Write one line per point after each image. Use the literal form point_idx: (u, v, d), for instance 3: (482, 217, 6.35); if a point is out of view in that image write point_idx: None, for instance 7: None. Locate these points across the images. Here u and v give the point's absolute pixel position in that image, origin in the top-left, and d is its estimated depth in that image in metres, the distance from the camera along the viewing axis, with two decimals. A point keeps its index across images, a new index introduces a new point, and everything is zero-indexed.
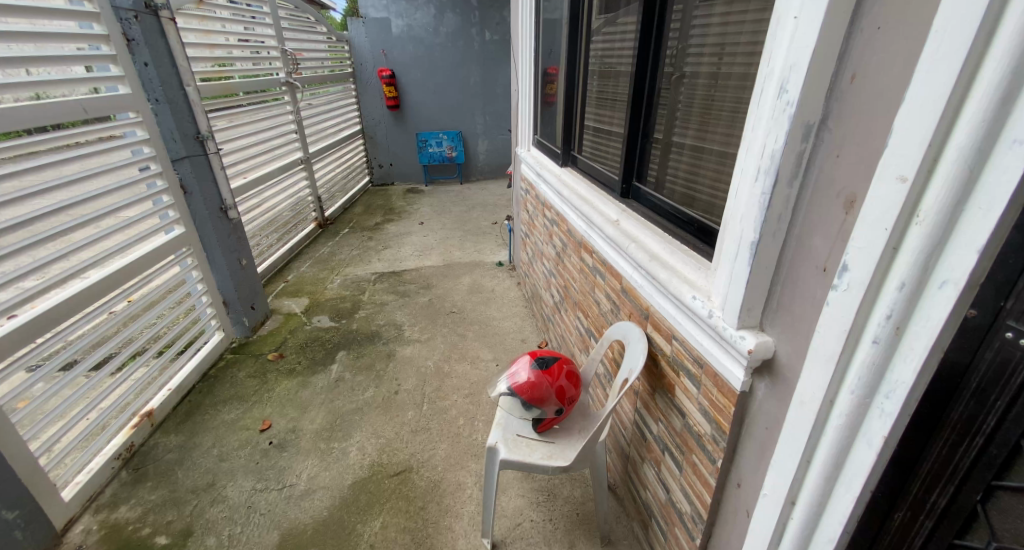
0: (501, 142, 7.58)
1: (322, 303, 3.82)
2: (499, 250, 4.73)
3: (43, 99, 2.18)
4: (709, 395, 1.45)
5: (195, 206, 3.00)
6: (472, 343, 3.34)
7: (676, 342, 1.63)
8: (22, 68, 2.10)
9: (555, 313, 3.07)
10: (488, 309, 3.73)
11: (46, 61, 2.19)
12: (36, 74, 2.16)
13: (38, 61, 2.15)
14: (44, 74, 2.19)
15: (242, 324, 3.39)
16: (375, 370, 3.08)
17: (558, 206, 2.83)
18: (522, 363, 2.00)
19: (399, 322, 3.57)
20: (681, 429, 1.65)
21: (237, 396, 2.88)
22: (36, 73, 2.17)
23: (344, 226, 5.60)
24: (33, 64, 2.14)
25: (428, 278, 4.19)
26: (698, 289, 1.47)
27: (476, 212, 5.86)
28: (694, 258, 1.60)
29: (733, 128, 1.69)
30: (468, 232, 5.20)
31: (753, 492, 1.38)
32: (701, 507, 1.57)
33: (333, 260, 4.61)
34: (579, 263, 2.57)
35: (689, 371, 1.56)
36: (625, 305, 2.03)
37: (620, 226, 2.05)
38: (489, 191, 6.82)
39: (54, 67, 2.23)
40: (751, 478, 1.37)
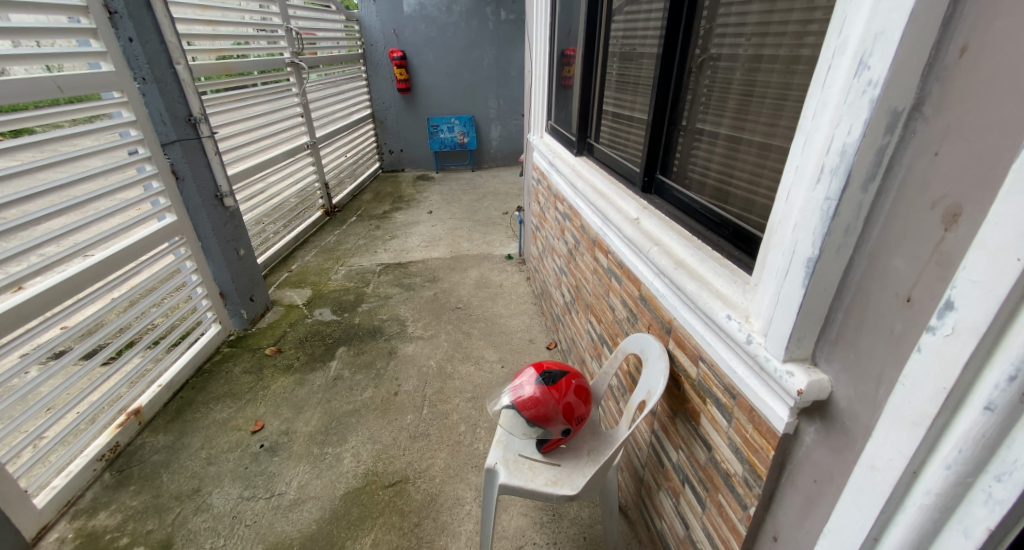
0: (516, 128, 7.32)
1: (324, 294, 3.67)
2: (509, 241, 4.51)
3: (54, 72, 2.15)
4: (743, 431, 1.27)
5: (188, 193, 2.83)
6: (478, 342, 3.15)
7: (705, 365, 1.43)
8: (33, 39, 2.07)
9: (565, 314, 2.86)
10: (497, 305, 3.53)
11: (52, 32, 2.13)
12: (47, 46, 2.13)
13: (48, 33, 2.11)
14: (55, 46, 2.16)
15: (240, 316, 3.24)
16: (374, 369, 2.91)
17: (570, 199, 2.61)
18: (527, 377, 1.82)
19: (402, 317, 3.39)
20: (706, 463, 1.48)
21: (230, 394, 2.73)
22: (48, 45, 2.13)
23: (352, 214, 5.43)
24: (44, 36, 2.10)
25: (434, 271, 4.00)
26: (733, 307, 1.26)
27: (488, 200, 5.65)
28: (728, 268, 1.39)
29: (778, 120, 1.44)
30: (477, 222, 5.00)
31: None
32: None
33: (338, 249, 4.45)
34: (593, 263, 2.36)
35: (718, 400, 1.38)
36: (644, 315, 1.83)
37: (640, 226, 1.84)
38: (502, 178, 6.60)
39: (63, 38, 2.19)
40: (791, 533, 1.17)
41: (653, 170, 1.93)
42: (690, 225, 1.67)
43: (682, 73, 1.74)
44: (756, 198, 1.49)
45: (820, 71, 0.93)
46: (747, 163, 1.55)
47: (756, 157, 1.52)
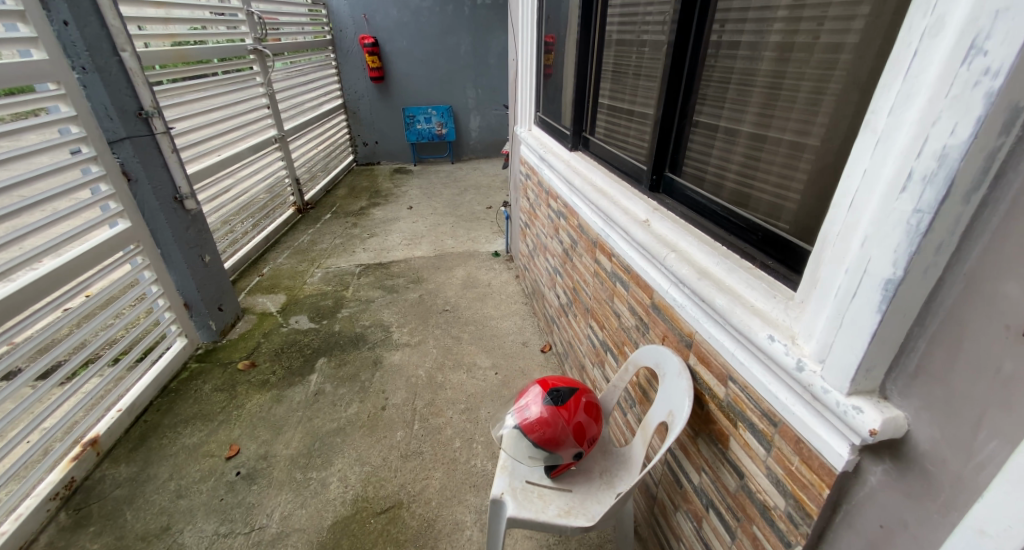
0: (495, 118, 7.09)
1: (300, 300, 3.42)
2: (495, 238, 4.33)
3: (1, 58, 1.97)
4: (786, 463, 1.17)
5: (143, 196, 2.55)
6: (469, 347, 2.98)
7: (739, 386, 1.32)
8: None
9: (561, 316, 2.73)
10: (486, 307, 3.36)
11: None
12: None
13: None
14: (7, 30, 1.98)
15: (208, 328, 2.97)
16: (359, 382, 2.72)
17: (565, 196, 2.46)
18: (534, 395, 1.71)
19: (386, 322, 3.20)
20: (736, 491, 1.40)
21: (200, 415, 2.49)
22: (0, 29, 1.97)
23: (326, 211, 5.15)
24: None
25: (418, 271, 3.80)
26: (775, 326, 1.16)
27: (470, 194, 5.44)
28: (762, 280, 1.27)
29: (813, 119, 1.31)
30: (460, 217, 4.79)
31: None
32: None
33: (313, 250, 4.19)
34: (593, 266, 2.22)
35: (753, 424, 1.29)
36: (659, 325, 1.73)
37: (651, 230, 1.71)
38: (482, 171, 6.39)
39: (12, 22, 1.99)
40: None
41: (663, 167, 1.80)
42: (710, 227, 1.54)
43: (697, 60, 1.59)
44: (784, 205, 1.36)
45: (899, 56, 0.82)
46: (773, 166, 1.41)
47: (785, 159, 1.38)
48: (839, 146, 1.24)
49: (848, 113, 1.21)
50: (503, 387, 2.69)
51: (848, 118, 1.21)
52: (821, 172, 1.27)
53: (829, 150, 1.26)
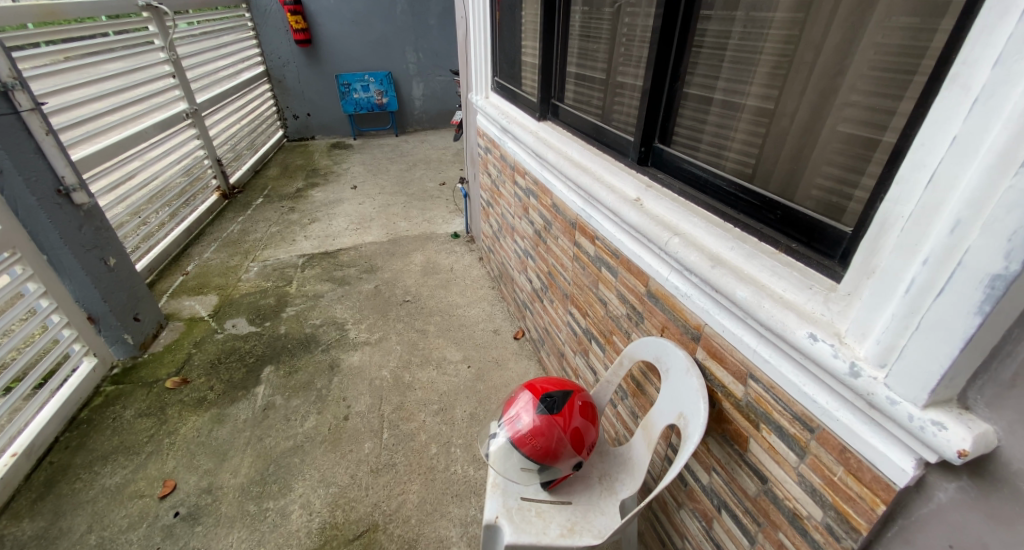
0: (438, 85, 6.63)
1: (235, 301, 3.03)
2: (451, 217, 4.04)
3: None
4: (825, 470, 1.06)
5: (14, 191, 2.07)
6: (436, 341, 2.74)
7: (763, 386, 1.20)
8: None
9: (535, 302, 2.53)
10: (449, 294, 3.12)
11: None
12: None
13: None
14: None
15: (124, 343, 2.54)
16: (314, 390, 2.42)
17: (535, 173, 2.23)
18: (524, 403, 1.54)
19: (340, 319, 2.89)
20: (757, 495, 1.30)
21: (123, 448, 2.12)
22: None
23: (256, 194, 4.63)
24: None
25: (370, 259, 3.47)
26: (814, 322, 1.02)
27: (418, 170, 5.06)
28: (789, 267, 1.13)
29: (833, 88, 1.23)
30: (412, 196, 4.44)
31: None
32: None
33: (246, 241, 3.74)
34: (572, 248, 2.04)
35: (781, 427, 1.17)
36: (656, 315, 1.59)
37: (645, 210, 1.53)
38: (429, 143, 5.99)
39: None
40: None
41: (652, 139, 1.61)
42: (713, 206, 1.38)
43: (691, 20, 1.40)
44: (799, 182, 1.28)
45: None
46: (785, 140, 1.33)
47: (798, 132, 1.31)
48: (861, 115, 1.16)
49: (875, 83, 1.12)
50: (477, 381, 2.48)
51: (877, 89, 1.12)
52: (841, 146, 1.20)
53: (849, 122, 1.19)
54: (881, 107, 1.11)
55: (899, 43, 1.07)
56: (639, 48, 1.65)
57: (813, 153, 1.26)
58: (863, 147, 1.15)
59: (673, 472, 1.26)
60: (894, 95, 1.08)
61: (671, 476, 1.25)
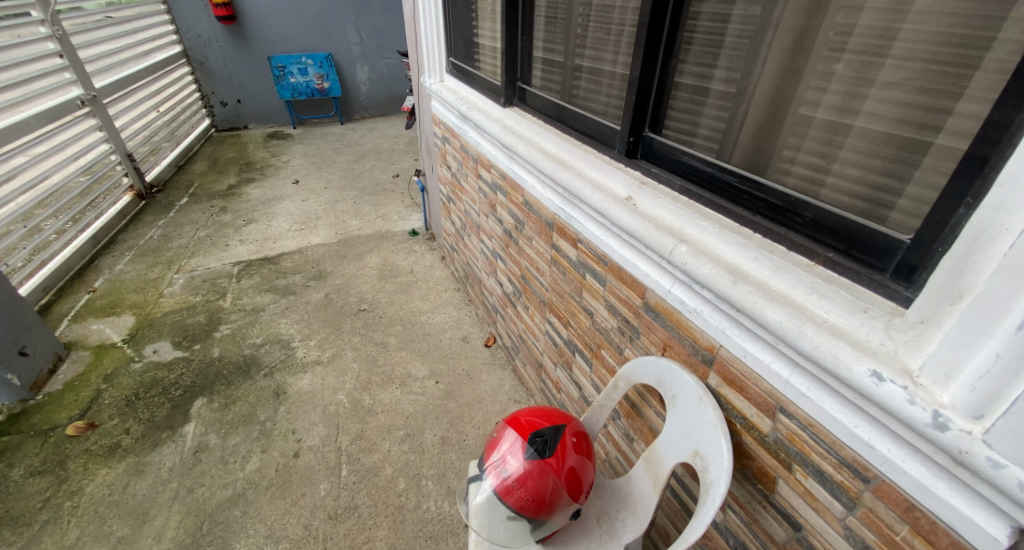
0: (384, 68, 6.20)
1: (156, 321, 2.63)
2: (407, 212, 3.72)
3: None
4: (881, 527, 0.91)
5: None
6: (398, 354, 2.46)
7: (798, 422, 1.03)
8: None
9: (507, 307, 2.28)
10: (409, 300, 2.82)
11: None
12: None
13: None
14: None
15: (10, 385, 2.11)
16: (257, 424, 2.10)
17: (503, 166, 1.97)
18: (511, 445, 1.34)
19: (285, 336, 2.55)
20: (786, 540, 1.15)
21: (11, 517, 1.74)
22: None
23: (181, 192, 4.11)
24: None
25: (317, 264, 3.12)
26: (873, 355, 0.84)
27: (368, 160, 4.68)
28: (830, 284, 0.94)
29: (869, 76, 0.97)
30: (362, 189, 4.08)
31: None
32: None
33: (170, 248, 3.29)
34: (549, 251, 1.80)
35: (822, 472, 1.00)
36: (655, 331, 1.39)
37: (640, 212, 1.30)
38: (379, 130, 5.59)
39: None
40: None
41: (642, 127, 1.39)
42: (723, 206, 1.17)
43: None
44: (821, 186, 1.06)
45: None
46: (805, 136, 1.09)
47: (824, 127, 1.06)
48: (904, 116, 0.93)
49: (928, 76, 0.89)
50: (447, 399, 2.22)
51: (929, 83, 0.89)
52: (875, 147, 0.98)
53: (891, 121, 0.95)
54: (934, 106, 0.89)
55: (962, 26, 0.85)
56: (616, 42, 1.45)
57: (843, 152, 1.03)
58: (903, 149, 0.94)
59: (695, 531, 1.08)
60: (952, 92, 0.86)
61: (694, 534, 1.08)
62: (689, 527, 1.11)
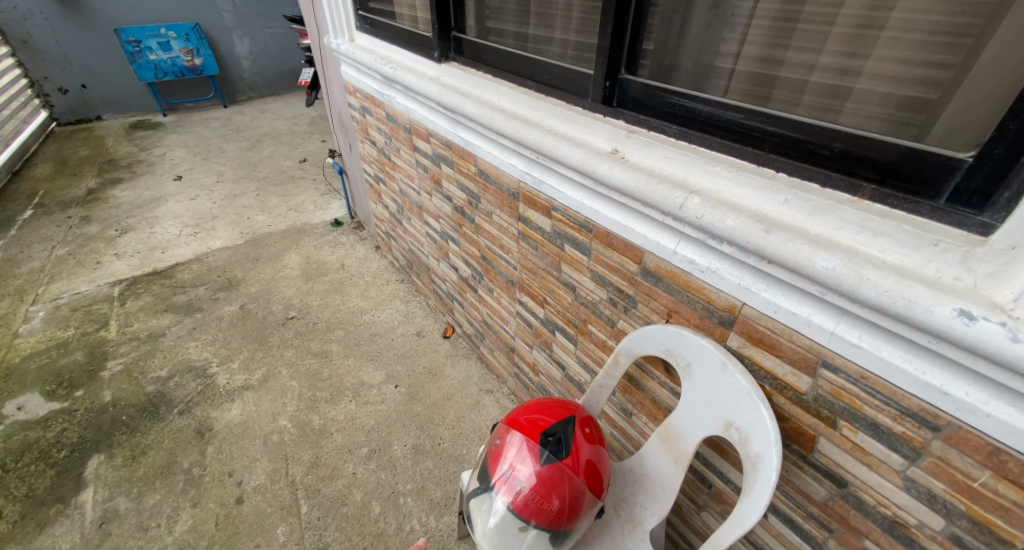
0: (266, 40, 5.51)
1: (16, 369, 2.10)
2: (324, 200, 3.30)
3: None
4: (955, 476, 0.85)
5: None
6: (344, 361, 2.15)
7: (846, 376, 0.94)
8: None
9: (465, 292, 2.08)
10: (346, 299, 2.50)
11: None
12: None
13: None
14: None
15: None
16: (180, 474, 1.74)
17: (446, 133, 1.73)
18: (519, 452, 1.18)
19: (198, 364, 2.16)
20: (829, 499, 1.09)
21: None
22: None
23: (23, 202, 3.32)
24: None
25: (223, 271, 2.67)
26: (954, 292, 0.74)
27: (265, 146, 4.10)
28: (884, 219, 0.83)
29: (871, 32, 0.88)
30: (264, 179, 3.56)
31: None
32: None
33: (19, 274, 2.63)
34: (515, 224, 1.61)
35: (878, 424, 0.93)
36: (656, 298, 1.25)
37: (632, 165, 1.13)
38: (272, 111, 4.94)
39: None
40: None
41: (616, 69, 1.19)
42: (732, 146, 1.01)
43: None
44: (841, 108, 0.93)
45: None
46: None
47: (822, 91, 0.95)
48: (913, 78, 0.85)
49: (941, 31, 0.81)
50: (412, 403, 1.97)
51: (942, 34, 0.81)
52: (874, 110, 0.89)
53: (894, 80, 0.87)
54: (948, 60, 0.81)
55: None
56: (566, 18, 1.36)
57: None
58: (906, 108, 0.86)
59: (752, 516, 1.00)
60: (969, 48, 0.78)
61: (752, 520, 0.99)
62: (743, 512, 1.02)
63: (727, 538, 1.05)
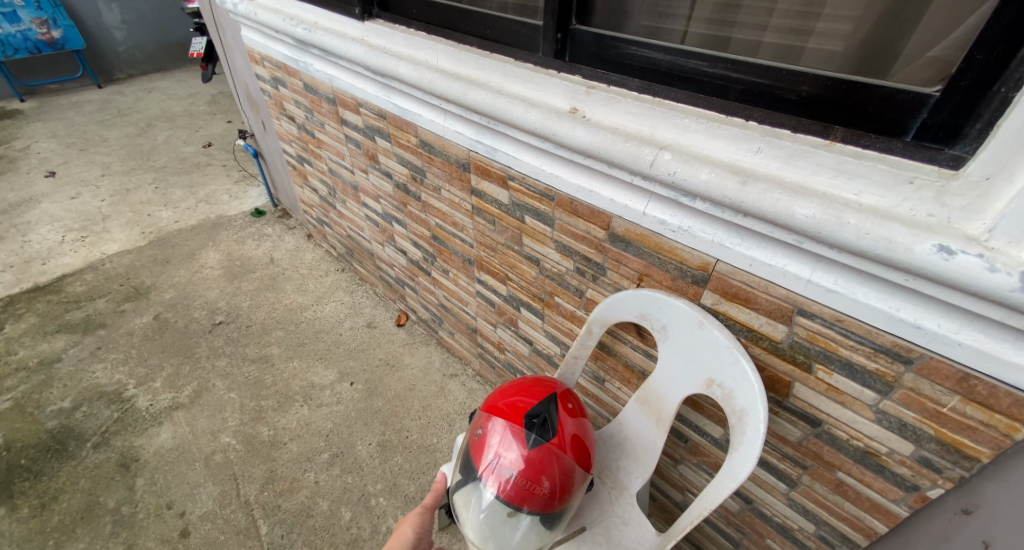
0: (141, 6, 4.78)
1: None
2: (239, 188, 2.97)
3: None
4: (926, 404, 0.90)
5: None
6: (288, 363, 1.97)
7: (822, 322, 0.96)
8: None
9: (417, 276, 1.99)
10: (281, 296, 2.28)
11: None
12: None
13: None
14: None
15: None
16: (106, 516, 1.53)
17: (379, 102, 1.58)
18: (503, 439, 1.13)
19: (111, 388, 1.89)
20: (804, 439, 1.14)
21: None
22: None
23: None
24: None
25: (127, 278, 2.34)
26: (932, 228, 0.74)
27: (158, 130, 3.61)
28: (857, 161, 0.81)
29: None
30: (162, 169, 3.14)
31: (1006, 512, 0.94)
32: (866, 527, 1.14)
33: None
34: (468, 199, 1.52)
35: (853, 365, 0.96)
36: (626, 263, 1.22)
37: (595, 123, 1.06)
38: (159, 90, 4.34)
39: None
40: (1010, 509, 0.93)
41: (567, 19, 1.11)
42: (697, 95, 0.97)
43: None
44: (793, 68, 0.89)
45: None
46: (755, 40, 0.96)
47: (772, 54, 0.91)
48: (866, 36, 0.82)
49: None
50: (372, 398, 1.85)
51: None
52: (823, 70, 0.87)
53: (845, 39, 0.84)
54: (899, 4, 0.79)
55: None
56: None
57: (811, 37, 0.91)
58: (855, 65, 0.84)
59: (744, 469, 1.02)
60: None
61: (744, 473, 1.01)
62: (735, 466, 1.04)
63: (720, 493, 1.07)
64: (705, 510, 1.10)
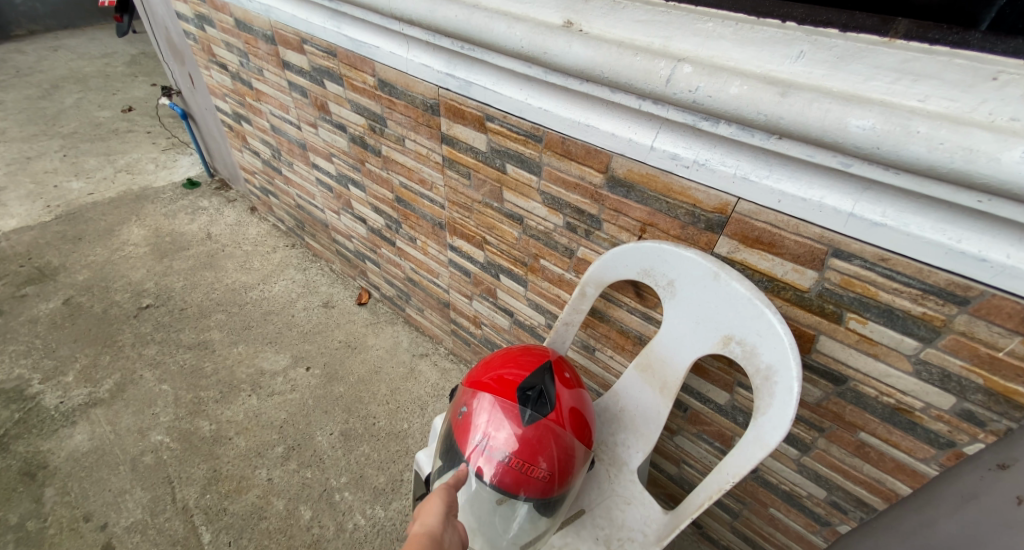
0: None
1: None
2: (167, 157, 2.62)
3: None
4: (977, 349, 0.80)
5: None
6: (233, 349, 1.72)
7: (861, 263, 0.83)
8: None
9: (379, 248, 1.78)
10: (221, 275, 2.00)
11: None
12: None
13: None
14: None
15: None
16: (5, 535, 1.26)
17: (327, 35, 1.34)
18: (492, 417, 0.96)
19: (11, 385, 1.59)
20: (825, 401, 1.02)
21: None
22: None
23: None
24: None
25: (29, 259, 2.00)
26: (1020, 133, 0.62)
27: (66, 93, 3.15)
28: (925, 60, 0.68)
29: None
30: (73, 136, 2.73)
31: None
32: (888, 492, 1.04)
33: None
34: (436, 147, 1.31)
35: (893, 312, 0.84)
36: (625, 212, 1.05)
37: (594, 37, 0.89)
38: (69, 50, 3.81)
39: None
40: None
41: None
42: None
43: None
44: None
45: None
46: None
47: None
48: None
49: None
50: (332, 384, 1.63)
51: None
52: None
53: None
54: None
55: None
56: None
57: None
58: None
59: (774, 435, 0.90)
60: None
61: (775, 439, 0.90)
62: (762, 432, 0.92)
63: (746, 464, 0.95)
64: (727, 483, 0.98)
